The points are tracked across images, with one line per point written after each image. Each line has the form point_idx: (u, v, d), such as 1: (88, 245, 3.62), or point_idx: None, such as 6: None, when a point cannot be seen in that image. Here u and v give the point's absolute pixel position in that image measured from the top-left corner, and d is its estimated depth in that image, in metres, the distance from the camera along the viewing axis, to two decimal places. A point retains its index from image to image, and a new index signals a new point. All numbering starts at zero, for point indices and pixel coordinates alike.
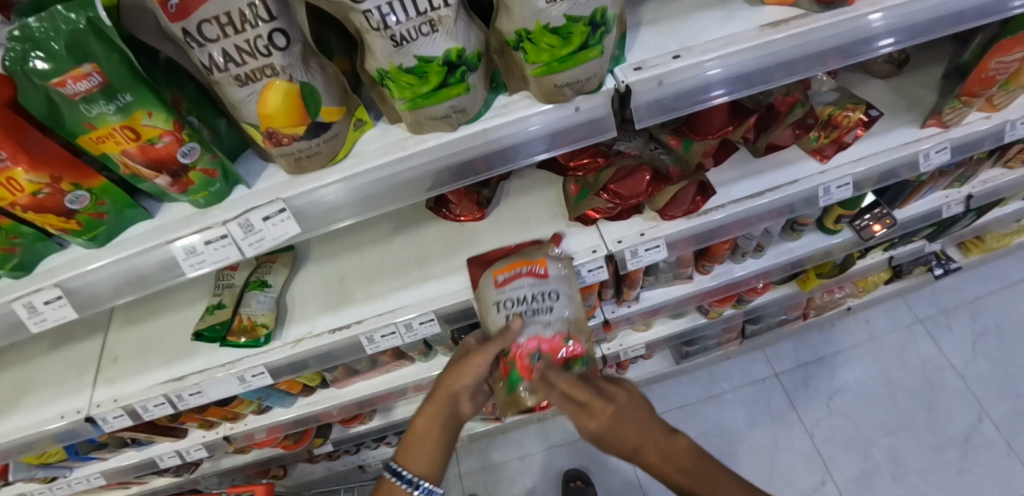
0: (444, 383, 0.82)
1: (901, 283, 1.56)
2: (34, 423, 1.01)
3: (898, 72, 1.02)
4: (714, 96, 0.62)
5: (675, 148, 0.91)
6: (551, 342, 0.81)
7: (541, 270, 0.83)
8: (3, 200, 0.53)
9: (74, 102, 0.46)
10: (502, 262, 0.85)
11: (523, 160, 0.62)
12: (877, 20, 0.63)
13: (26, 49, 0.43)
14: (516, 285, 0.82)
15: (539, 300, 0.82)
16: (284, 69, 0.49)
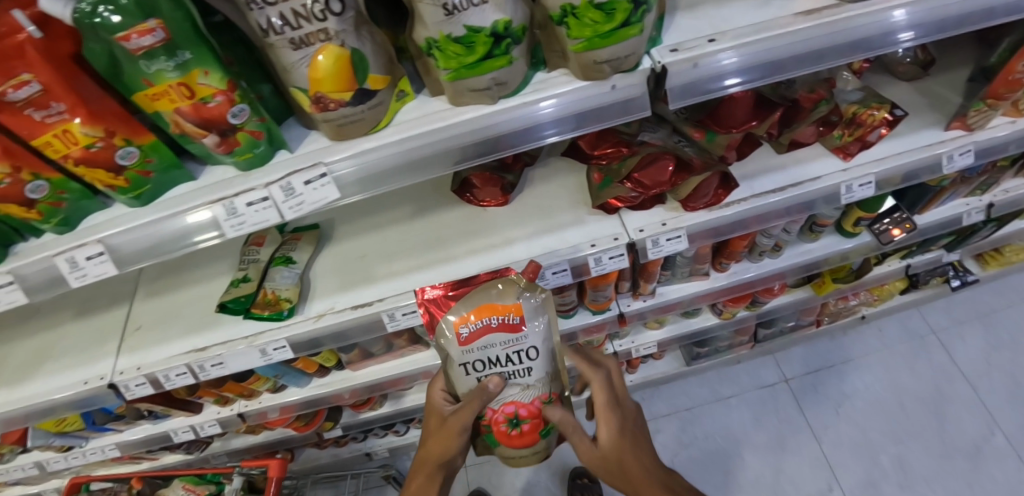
0: (431, 450, 0.79)
1: (916, 294, 1.55)
2: (58, 387, 1.04)
3: (924, 74, 1.02)
4: (728, 85, 0.63)
5: (698, 140, 0.92)
6: (529, 407, 0.73)
7: (517, 322, 0.70)
8: (58, 152, 0.56)
9: (135, 57, 0.48)
10: (464, 309, 0.72)
11: (535, 143, 0.63)
12: (900, 15, 0.63)
13: (95, 4, 0.45)
14: (486, 344, 0.71)
15: (515, 361, 0.72)
16: (337, 34, 0.50)
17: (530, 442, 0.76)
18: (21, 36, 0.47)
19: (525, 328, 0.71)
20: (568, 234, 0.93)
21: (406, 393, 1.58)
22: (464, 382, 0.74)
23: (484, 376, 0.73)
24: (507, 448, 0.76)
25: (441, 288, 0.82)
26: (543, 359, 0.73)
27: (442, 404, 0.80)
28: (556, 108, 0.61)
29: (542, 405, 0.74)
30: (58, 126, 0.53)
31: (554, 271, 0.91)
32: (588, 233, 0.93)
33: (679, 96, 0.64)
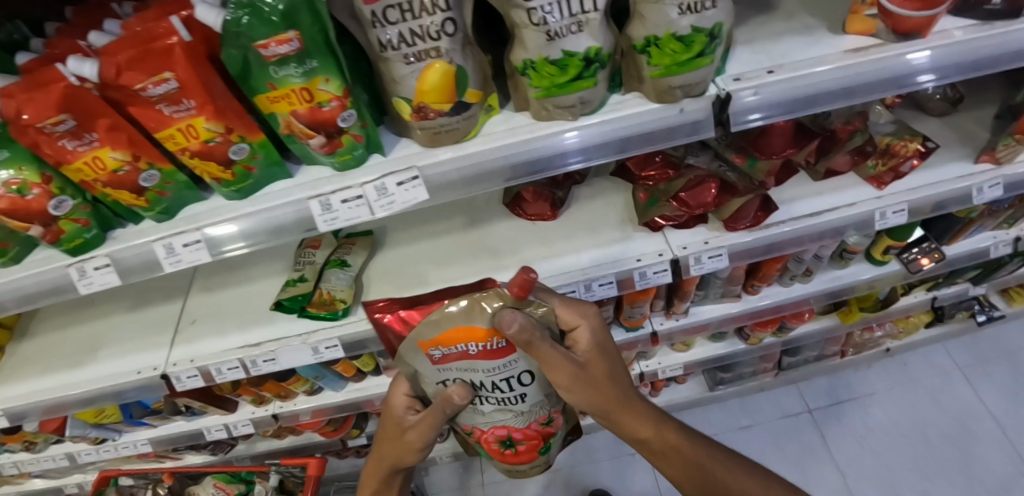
0: (390, 453, 0.78)
1: (941, 328, 1.57)
2: (116, 374, 1.08)
3: (953, 110, 1.07)
4: (751, 120, 0.67)
5: (739, 165, 0.94)
6: (523, 431, 0.78)
7: (504, 349, 0.65)
8: (178, 144, 0.62)
9: (269, 63, 0.54)
10: (438, 331, 0.64)
11: (559, 170, 0.67)
12: (917, 59, 0.68)
13: (245, 15, 0.51)
14: (468, 369, 0.67)
15: (497, 384, 0.70)
16: (447, 52, 0.57)
17: (525, 457, 0.83)
18: (173, 40, 0.53)
19: (510, 355, 0.66)
20: (614, 248, 0.98)
21: None
22: (435, 406, 0.70)
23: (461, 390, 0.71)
24: (502, 458, 0.83)
25: (393, 306, 0.66)
26: (536, 382, 0.72)
27: (404, 413, 0.75)
28: (580, 137, 0.65)
29: (538, 428, 0.79)
30: (185, 121, 0.59)
31: (601, 284, 0.96)
32: (632, 248, 0.98)
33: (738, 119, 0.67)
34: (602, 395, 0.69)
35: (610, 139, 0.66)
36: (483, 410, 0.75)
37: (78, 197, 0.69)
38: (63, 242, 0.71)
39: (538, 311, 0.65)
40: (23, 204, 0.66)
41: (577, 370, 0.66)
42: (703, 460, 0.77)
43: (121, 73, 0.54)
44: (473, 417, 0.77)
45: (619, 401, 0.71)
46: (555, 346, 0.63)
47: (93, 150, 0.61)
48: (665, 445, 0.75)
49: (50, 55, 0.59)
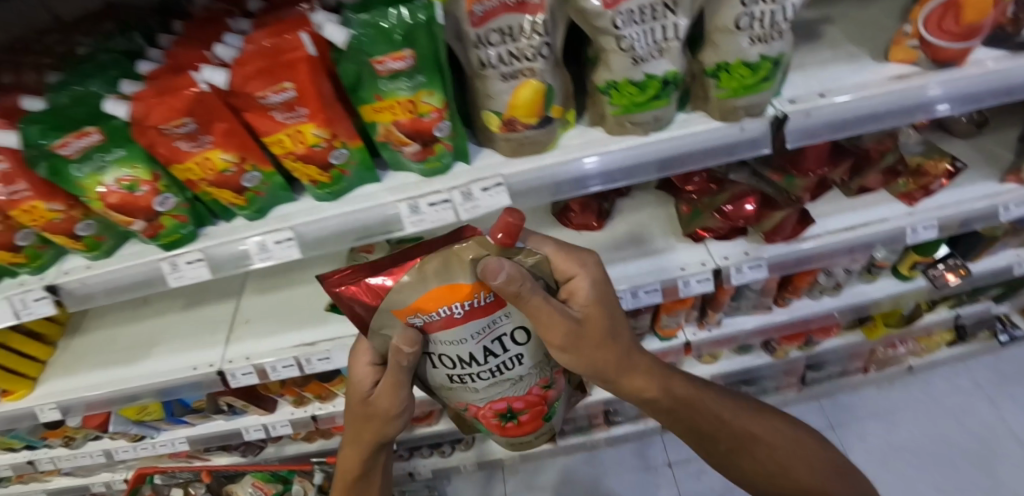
0: (369, 431, 0.77)
1: (964, 348, 1.61)
2: (171, 370, 1.12)
3: (978, 131, 1.14)
4: (764, 150, 0.74)
5: (777, 182, 0.99)
6: (524, 398, 0.79)
7: (494, 305, 0.63)
8: (286, 148, 0.67)
9: (382, 77, 0.61)
10: (421, 295, 0.59)
11: (580, 191, 0.73)
12: (933, 90, 0.73)
13: (369, 35, 0.58)
14: (457, 340, 0.64)
15: (487, 348, 0.67)
16: (540, 72, 0.64)
17: (532, 428, 0.85)
18: (301, 54, 0.59)
19: (495, 312, 0.64)
20: (658, 258, 1.04)
21: None
22: (402, 375, 0.66)
23: (446, 358, 0.68)
24: (501, 425, 0.82)
25: (357, 275, 0.62)
26: (532, 341, 0.71)
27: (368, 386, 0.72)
28: (599, 162, 0.71)
29: (538, 392, 0.80)
30: (296, 127, 0.65)
31: (647, 291, 1.00)
32: (676, 258, 1.03)
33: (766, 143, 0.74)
34: (603, 351, 0.68)
35: (648, 161, 0.72)
36: (476, 386, 0.73)
37: (179, 195, 0.74)
38: (160, 238, 0.76)
39: (528, 260, 0.61)
40: (132, 200, 0.71)
41: (574, 327, 0.63)
42: (710, 405, 0.80)
43: (248, 81, 0.61)
44: (465, 392, 0.75)
45: (620, 357, 0.70)
46: (550, 300, 0.59)
47: (205, 151, 0.67)
48: (674, 399, 0.77)
49: (175, 64, 0.65)
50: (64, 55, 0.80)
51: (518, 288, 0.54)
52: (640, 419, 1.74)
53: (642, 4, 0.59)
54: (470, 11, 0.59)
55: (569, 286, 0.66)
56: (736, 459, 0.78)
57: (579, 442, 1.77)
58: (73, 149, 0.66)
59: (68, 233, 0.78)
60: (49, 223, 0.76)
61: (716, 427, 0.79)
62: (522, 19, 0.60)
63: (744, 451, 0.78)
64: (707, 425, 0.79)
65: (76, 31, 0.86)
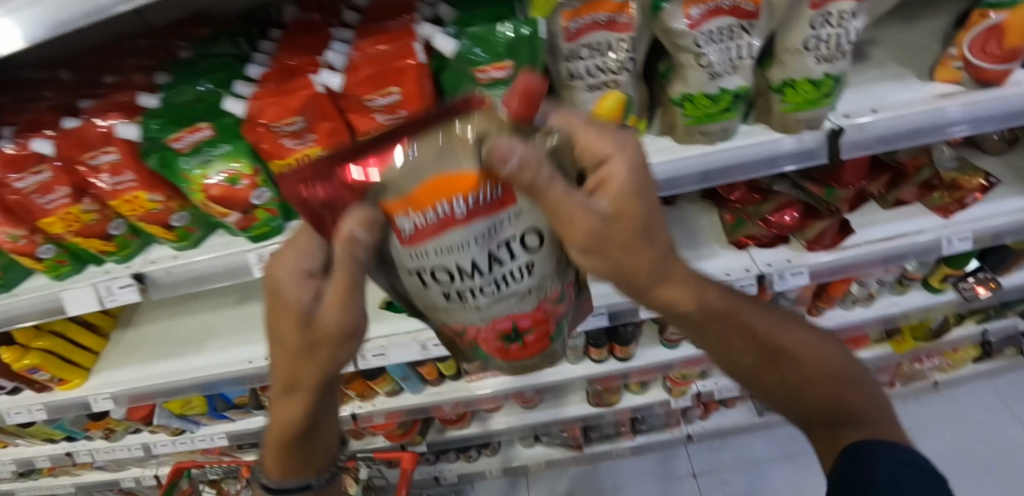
0: (304, 365, 0.55)
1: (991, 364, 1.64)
2: (226, 362, 1.16)
3: (1009, 148, 1.20)
4: (784, 166, 0.79)
5: (816, 193, 1.05)
6: (534, 314, 0.49)
7: (503, 194, 0.38)
8: None
9: (481, 85, 0.67)
10: (397, 180, 0.36)
11: None
12: (954, 110, 0.78)
13: (475, 47, 0.64)
14: (448, 248, 0.39)
15: (491, 257, 0.42)
16: (623, 84, 0.70)
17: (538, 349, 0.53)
18: (412, 61, 0.65)
19: (507, 208, 0.39)
20: (703, 263, 1.08)
21: (493, 415, 1.65)
22: (350, 271, 0.43)
23: (431, 275, 0.43)
24: (506, 365, 0.54)
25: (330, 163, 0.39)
26: (550, 245, 0.45)
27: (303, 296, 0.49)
28: None
29: (555, 307, 0.51)
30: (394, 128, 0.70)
31: None
32: (721, 264, 1.08)
33: (794, 158, 0.79)
34: (638, 262, 0.47)
35: (688, 173, 0.76)
36: (476, 309, 0.46)
37: (273, 190, 0.79)
38: (251, 229, 0.80)
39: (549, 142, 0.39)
40: (232, 192, 0.76)
41: (603, 226, 0.41)
42: (749, 317, 0.65)
43: (358, 85, 0.67)
44: (459, 317, 0.48)
45: (659, 264, 0.49)
46: (572, 194, 0.38)
47: (306, 148, 0.72)
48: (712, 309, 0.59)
49: (287, 68, 0.71)
50: (167, 58, 0.86)
51: (528, 178, 0.34)
52: (666, 428, 1.77)
53: (722, 26, 0.65)
54: (564, 27, 0.65)
55: (598, 171, 0.41)
56: (769, 374, 0.67)
57: (606, 450, 1.79)
58: (185, 143, 0.72)
59: (162, 223, 0.82)
60: (147, 213, 0.81)
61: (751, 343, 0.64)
62: (612, 36, 0.66)
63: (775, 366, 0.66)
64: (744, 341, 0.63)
65: (171, 35, 0.92)
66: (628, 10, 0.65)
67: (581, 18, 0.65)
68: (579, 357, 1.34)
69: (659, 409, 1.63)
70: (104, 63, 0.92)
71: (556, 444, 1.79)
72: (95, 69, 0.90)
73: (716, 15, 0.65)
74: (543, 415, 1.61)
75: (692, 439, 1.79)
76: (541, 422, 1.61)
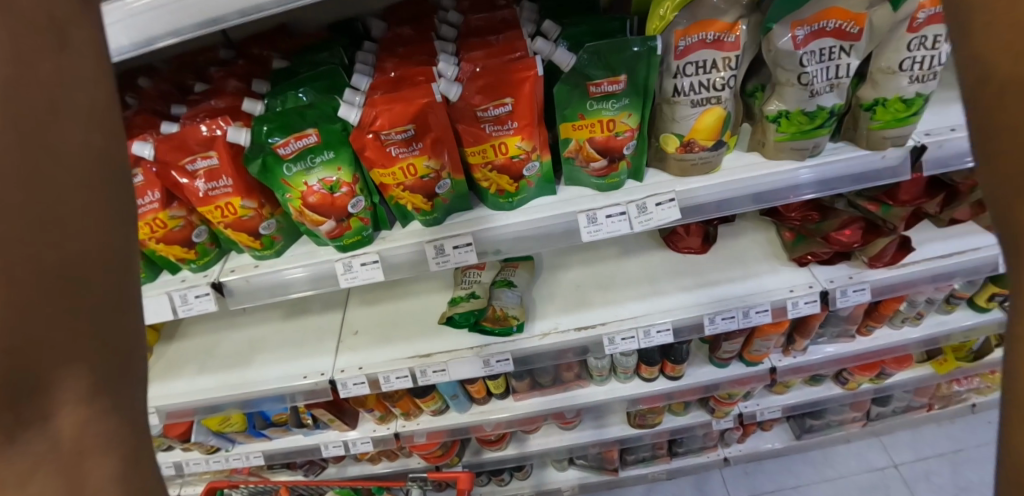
0: None
1: None
2: (280, 377, 1.14)
3: None
4: (803, 195, 0.80)
5: (873, 212, 1.06)
6: None
7: None
8: (486, 159, 0.75)
9: (592, 99, 0.71)
10: None
11: (636, 225, 0.78)
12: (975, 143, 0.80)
13: (592, 64, 0.68)
14: None
15: None
16: (725, 101, 0.72)
17: None
18: (531, 73, 0.68)
19: None
20: (764, 279, 1.10)
21: (531, 436, 1.62)
22: None
23: None
24: None
25: None
26: None
27: None
28: (655, 200, 0.77)
29: None
30: (504, 139, 0.73)
31: (758, 310, 1.06)
32: (783, 280, 1.10)
33: (814, 186, 0.80)
34: None
35: (743, 194, 0.79)
36: None
37: (368, 198, 0.79)
38: (342, 239, 0.80)
39: None
40: (330, 199, 0.76)
41: None
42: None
43: (475, 95, 0.70)
44: None
45: None
46: None
47: (413, 157, 0.73)
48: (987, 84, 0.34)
49: (396, 77, 0.73)
50: (257, 68, 0.89)
51: None
52: (703, 451, 1.75)
53: (823, 47, 0.69)
54: (674, 46, 0.69)
55: None
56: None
57: (642, 474, 1.77)
58: (291, 149, 0.72)
59: (249, 230, 0.82)
60: (235, 220, 0.80)
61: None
62: (718, 55, 0.69)
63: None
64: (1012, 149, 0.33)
65: (255, 47, 0.94)
66: (736, 31, 0.68)
67: (690, 37, 0.68)
68: (629, 375, 1.33)
69: (699, 431, 1.61)
70: (187, 72, 0.94)
71: (591, 467, 1.75)
72: (180, 78, 0.92)
73: (818, 37, 0.68)
74: (583, 436, 1.58)
75: (728, 462, 1.77)
76: (581, 444, 1.57)
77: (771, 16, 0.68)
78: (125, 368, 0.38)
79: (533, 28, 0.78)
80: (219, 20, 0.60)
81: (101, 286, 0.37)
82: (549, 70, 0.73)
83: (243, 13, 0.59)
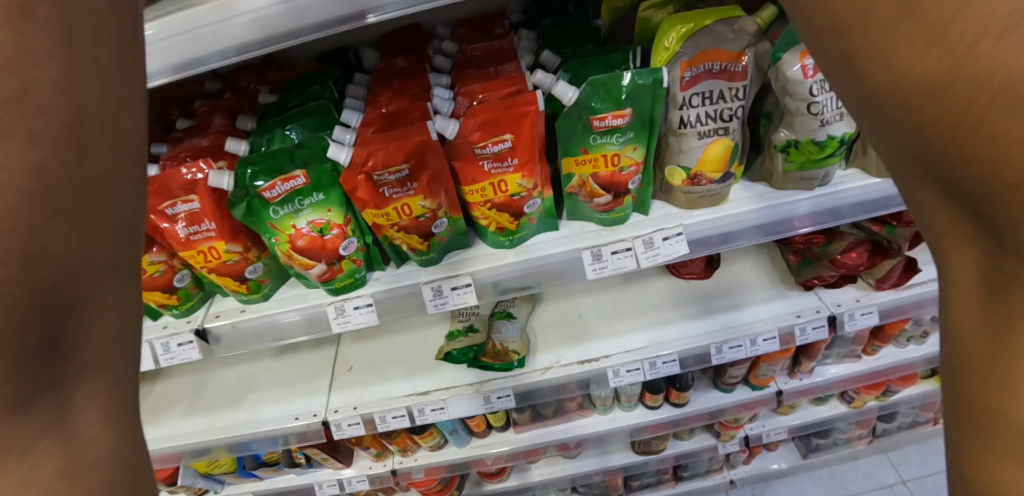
0: None
1: None
2: (271, 419, 1.08)
3: None
4: (804, 225, 0.77)
5: (876, 232, 1.02)
6: None
7: None
8: (484, 197, 0.72)
9: (595, 133, 0.67)
10: None
11: (644, 262, 0.75)
12: None
13: (596, 97, 0.65)
14: None
15: None
16: (732, 131, 0.70)
17: None
18: (532, 108, 0.65)
19: None
20: (772, 304, 1.07)
21: (533, 466, 1.56)
22: None
23: None
24: None
25: None
26: None
27: None
28: (661, 237, 0.74)
29: None
30: (503, 177, 0.69)
31: (765, 339, 1.04)
32: (790, 305, 1.07)
33: (811, 218, 0.77)
34: None
35: (749, 226, 0.76)
36: None
37: (360, 239, 0.75)
38: (333, 282, 0.75)
39: None
40: (320, 242, 0.71)
41: None
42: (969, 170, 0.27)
43: (472, 131, 0.66)
44: None
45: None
46: None
47: (407, 197, 0.69)
48: (830, 20, 0.30)
49: (389, 113, 0.70)
50: (244, 102, 0.85)
51: None
52: (709, 474, 1.70)
53: None
54: (680, 76, 0.66)
55: None
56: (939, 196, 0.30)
57: None
58: (277, 192, 0.68)
59: (235, 274, 0.77)
60: (220, 265, 0.75)
61: (894, 88, 0.27)
62: (724, 85, 0.66)
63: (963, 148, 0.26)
64: (872, 87, 0.29)
65: (242, 79, 0.91)
66: (743, 61, 0.65)
67: (696, 67, 0.65)
68: (633, 404, 1.29)
69: (705, 455, 1.57)
70: (171, 106, 0.90)
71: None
72: (163, 113, 0.89)
73: None
74: (586, 464, 1.53)
75: (735, 484, 1.72)
76: (585, 472, 1.52)
77: (778, 46, 0.67)
78: (130, 365, 0.35)
79: (530, 59, 0.76)
80: (196, 63, 0.56)
81: (121, 317, 0.34)
82: (550, 103, 0.70)
83: (221, 55, 0.56)
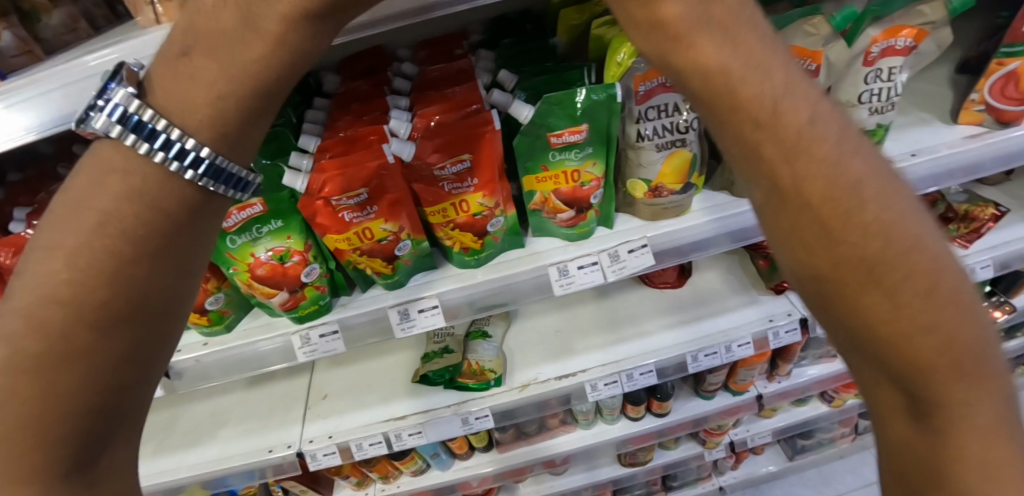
0: None
1: None
2: (241, 453, 1.05)
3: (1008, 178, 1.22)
4: None
5: None
6: None
7: None
8: (446, 218, 0.71)
9: (553, 150, 0.67)
10: None
11: (612, 274, 0.75)
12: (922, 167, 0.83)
13: (552, 114, 0.65)
14: None
15: None
16: (689, 143, 0.71)
17: None
18: (488, 128, 0.65)
19: None
20: (745, 310, 1.08)
21: (520, 485, 1.53)
22: None
23: None
24: None
25: None
26: None
27: None
28: (629, 250, 0.74)
29: None
30: (464, 197, 0.69)
31: (740, 345, 1.04)
32: (763, 309, 1.08)
33: None
34: None
35: (717, 234, 0.76)
36: None
37: (323, 265, 0.73)
38: (297, 310, 0.74)
39: None
40: (280, 270, 0.70)
41: None
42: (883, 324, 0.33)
43: (430, 153, 0.67)
44: None
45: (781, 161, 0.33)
46: None
47: (368, 221, 0.68)
48: (739, 139, 0.35)
49: (348, 137, 0.68)
50: None
51: None
52: (698, 483, 1.69)
53: None
54: (635, 90, 0.66)
55: None
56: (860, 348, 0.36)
57: None
58: (233, 221, 0.65)
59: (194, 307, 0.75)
60: None
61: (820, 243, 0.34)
62: (677, 98, 0.67)
63: (857, 301, 0.34)
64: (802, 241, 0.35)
65: None
66: None
67: (649, 81, 0.66)
68: (616, 417, 1.28)
69: (692, 463, 1.56)
70: None
71: None
72: None
73: None
74: (574, 480, 1.51)
75: (724, 491, 1.71)
76: (573, 488, 1.50)
77: None
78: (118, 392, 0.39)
79: (488, 78, 0.77)
80: None
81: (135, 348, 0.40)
82: (508, 122, 0.71)
83: None
